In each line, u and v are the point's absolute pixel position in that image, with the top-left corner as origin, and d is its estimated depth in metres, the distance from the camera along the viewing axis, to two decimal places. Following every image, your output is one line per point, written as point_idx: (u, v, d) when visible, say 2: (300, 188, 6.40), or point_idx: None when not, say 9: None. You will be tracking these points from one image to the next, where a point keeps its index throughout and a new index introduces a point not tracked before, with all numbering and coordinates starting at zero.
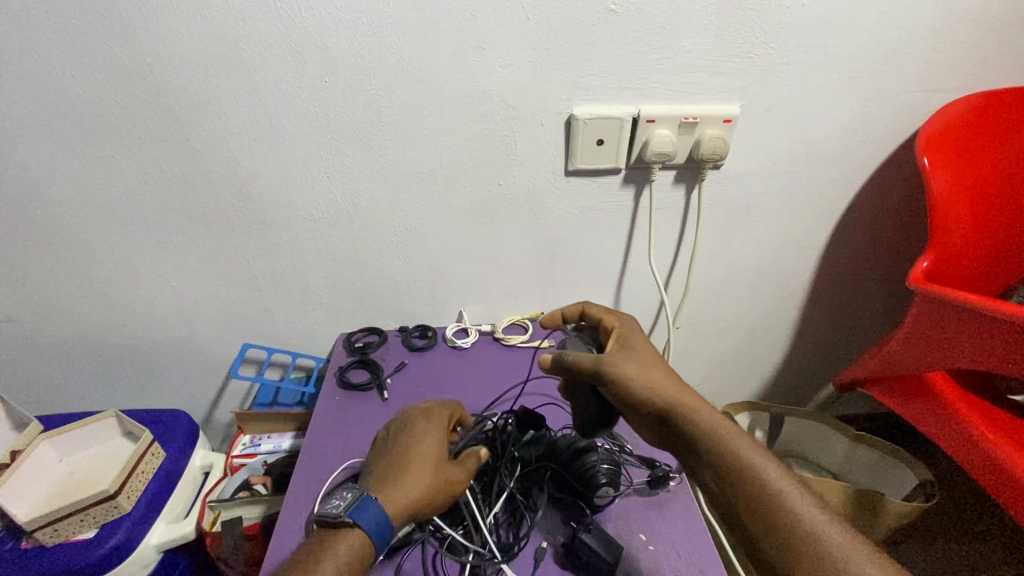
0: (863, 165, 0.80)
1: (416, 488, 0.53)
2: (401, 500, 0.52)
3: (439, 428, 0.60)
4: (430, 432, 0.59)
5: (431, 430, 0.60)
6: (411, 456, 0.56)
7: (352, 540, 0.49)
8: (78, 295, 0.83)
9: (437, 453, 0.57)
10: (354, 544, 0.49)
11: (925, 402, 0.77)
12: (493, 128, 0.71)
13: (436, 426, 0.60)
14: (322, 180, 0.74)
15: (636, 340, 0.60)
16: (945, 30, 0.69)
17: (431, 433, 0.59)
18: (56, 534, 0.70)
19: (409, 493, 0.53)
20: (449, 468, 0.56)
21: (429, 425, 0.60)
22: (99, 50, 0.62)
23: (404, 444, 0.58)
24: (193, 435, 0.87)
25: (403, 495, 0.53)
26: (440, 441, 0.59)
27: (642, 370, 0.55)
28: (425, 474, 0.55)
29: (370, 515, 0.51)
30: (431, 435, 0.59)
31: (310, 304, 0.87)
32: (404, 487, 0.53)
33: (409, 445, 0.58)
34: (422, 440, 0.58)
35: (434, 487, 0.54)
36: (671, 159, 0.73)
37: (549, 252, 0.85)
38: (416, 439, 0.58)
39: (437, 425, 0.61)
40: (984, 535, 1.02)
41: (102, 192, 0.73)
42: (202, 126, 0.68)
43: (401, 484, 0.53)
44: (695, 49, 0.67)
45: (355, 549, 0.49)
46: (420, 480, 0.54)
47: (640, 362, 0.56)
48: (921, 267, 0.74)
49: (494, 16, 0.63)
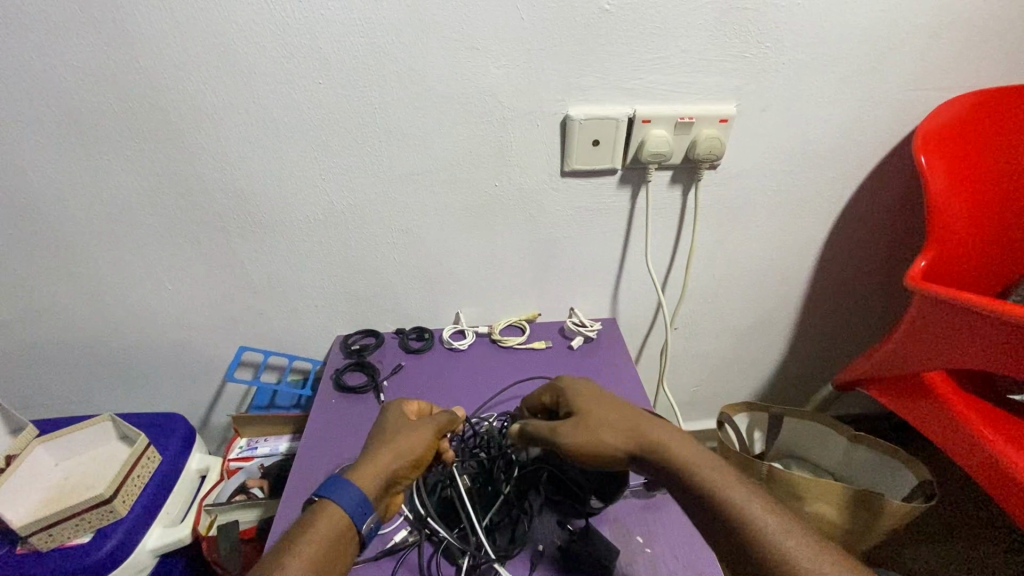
0: (861, 164, 0.80)
1: (380, 456, 0.53)
2: (368, 469, 0.52)
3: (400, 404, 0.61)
4: (390, 411, 0.61)
5: (391, 409, 0.61)
6: (375, 435, 0.57)
7: (325, 512, 0.49)
8: (73, 299, 0.83)
9: (399, 424, 0.58)
10: (325, 516, 0.48)
11: (925, 402, 0.76)
12: (487, 129, 0.71)
13: (395, 405, 0.61)
14: (316, 183, 0.74)
15: (587, 387, 0.60)
16: (944, 26, 0.68)
17: (392, 412, 0.60)
18: (51, 539, 0.70)
19: (374, 462, 0.53)
20: (411, 432, 0.56)
21: (390, 406, 0.61)
22: (90, 53, 0.61)
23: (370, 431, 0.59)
24: (189, 438, 0.87)
25: (369, 465, 0.53)
26: (402, 416, 0.60)
27: (598, 416, 0.55)
28: (387, 442, 0.55)
29: (341, 487, 0.50)
30: (391, 414, 0.60)
31: (306, 306, 0.87)
32: (368, 460, 0.53)
33: (373, 430, 0.59)
34: (383, 420, 0.59)
35: (396, 448, 0.54)
36: (667, 159, 0.73)
37: (545, 253, 0.84)
38: (379, 423, 0.59)
39: (397, 402, 0.62)
40: (987, 537, 1.01)
41: (95, 196, 0.72)
42: (195, 129, 0.68)
43: (365, 458, 0.54)
44: (691, 48, 0.67)
45: (328, 519, 0.48)
46: (382, 448, 0.54)
47: (595, 408, 0.56)
48: (920, 266, 0.73)
49: (487, 16, 0.63)
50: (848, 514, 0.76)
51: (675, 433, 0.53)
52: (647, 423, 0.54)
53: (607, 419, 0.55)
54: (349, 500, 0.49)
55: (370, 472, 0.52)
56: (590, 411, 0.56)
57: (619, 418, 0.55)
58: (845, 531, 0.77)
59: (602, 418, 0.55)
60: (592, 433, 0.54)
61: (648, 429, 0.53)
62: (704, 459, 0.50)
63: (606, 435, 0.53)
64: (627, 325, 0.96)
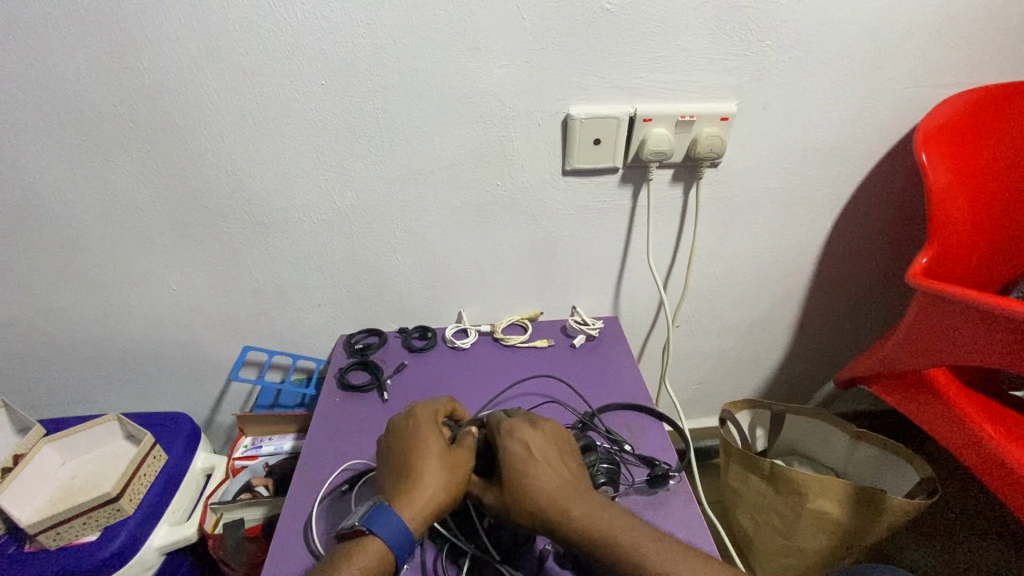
0: (862, 162, 0.80)
1: (427, 488, 0.52)
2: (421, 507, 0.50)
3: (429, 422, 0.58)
4: (426, 430, 0.57)
5: (424, 430, 0.57)
6: (415, 459, 0.54)
7: (369, 550, 0.48)
8: (78, 300, 0.83)
9: (441, 454, 0.55)
10: (371, 553, 0.47)
11: (926, 399, 0.77)
12: (489, 128, 0.71)
13: (426, 420, 0.59)
14: (319, 183, 0.74)
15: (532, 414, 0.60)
16: (944, 25, 0.68)
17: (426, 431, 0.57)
18: (59, 537, 0.71)
19: (424, 494, 0.51)
20: (454, 457, 0.55)
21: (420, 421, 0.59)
22: (99, 59, 0.62)
23: (398, 451, 0.56)
24: (194, 438, 0.88)
25: (420, 499, 0.51)
26: (439, 434, 0.57)
27: (524, 462, 0.53)
28: (435, 473, 0.53)
29: (389, 521, 0.49)
30: (427, 433, 0.57)
31: (309, 306, 0.87)
32: (416, 491, 0.51)
33: (405, 451, 0.56)
34: (421, 438, 0.56)
35: (445, 481, 0.53)
36: (668, 157, 0.73)
37: (547, 252, 0.85)
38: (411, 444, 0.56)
39: (428, 420, 0.59)
40: (990, 534, 1.01)
41: (99, 196, 0.73)
42: (198, 131, 0.68)
43: (415, 488, 0.52)
44: (690, 47, 0.67)
45: (372, 557, 0.47)
46: (430, 476, 0.53)
47: (522, 451, 0.54)
48: (921, 264, 0.73)
49: (488, 17, 0.63)
50: (850, 509, 0.76)
51: (598, 503, 0.51)
52: (577, 493, 0.51)
53: (538, 463, 0.53)
54: (397, 539, 0.48)
55: (418, 507, 0.50)
56: (515, 457, 0.54)
57: (542, 464, 0.53)
58: (848, 526, 0.77)
59: (529, 463, 0.53)
60: (521, 478, 0.52)
61: (560, 487, 0.51)
62: (628, 533, 0.48)
63: (536, 479, 0.52)
64: (629, 323, 0.96)
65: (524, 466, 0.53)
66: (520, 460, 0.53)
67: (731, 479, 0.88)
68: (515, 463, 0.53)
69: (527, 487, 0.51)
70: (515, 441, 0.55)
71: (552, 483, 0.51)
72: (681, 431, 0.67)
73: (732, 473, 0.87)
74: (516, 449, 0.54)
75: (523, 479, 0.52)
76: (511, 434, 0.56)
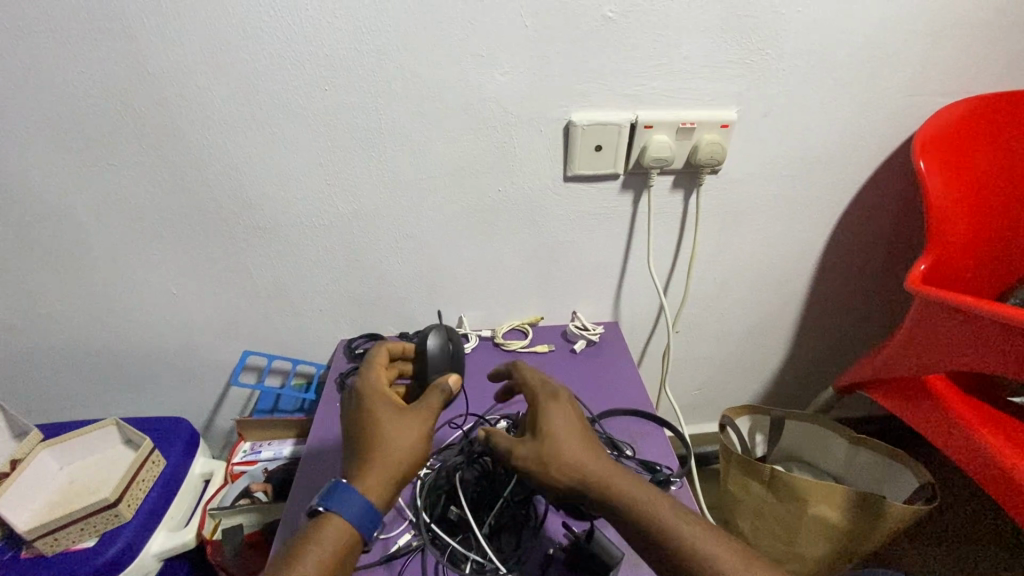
0: (861, 169, 0.80)
1: (386, 455, 0.50)
2: (380, 476, 0.49)
3: (375, 387, 0.57)
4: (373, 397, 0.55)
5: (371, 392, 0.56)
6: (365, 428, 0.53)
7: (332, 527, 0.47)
8: (78, 304, 0.83)
9: (394, 419, 0.53)
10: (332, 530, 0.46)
11: (923, 404, 0.77)
12: (492, 134, 0.72)
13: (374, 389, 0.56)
14: (322, 188, 0.74)
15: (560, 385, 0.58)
16: (940, 34, 0.69)
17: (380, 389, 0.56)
18: (57, 543, 0.70)
19: (383, 460, 0.50)
20: (410, 417, 0.53)
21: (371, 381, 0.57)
22: (101, 63, 0.62)
23: (353, 412, 0.55)
24: (193, 443, 0.87)
25: (381, 466, 0.50)
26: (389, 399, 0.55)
27: (569, 431, 0.52)
28: (391, 437, 0.51)
29: (349, 500, 0.47)
30: (376, 398, 0.55)
31: (310, 311, 0.87)
32: (376, 460, 0.50)
33: (355, 411, 0.55)
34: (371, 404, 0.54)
35: (403, 444, 0.51)
36: (669, 163, 0.73)
37: (548, 257, 0.85)
38: (360, 406, 0.55)
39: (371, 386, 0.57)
40: (989, 540, 1.01)
41: (101, 200, 0.73)
42: (202, 136, 0.69)
43: (374, 457, 0.50)
44: (692, 54, 0.67)
45: (334, 535, 0.46)
46: (390, 440, 0.51)
47: (568, 417, 0.53)
48: (920, 270, 0.74)
49: (492, 24, 0.64)
50: (848, 516, 0.76)
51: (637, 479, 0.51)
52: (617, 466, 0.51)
53: (580, 431, 0.53)
54: (359, 516, 0.47)
55: (380, 475, 0.49)
56: (562, 421, 0.53)
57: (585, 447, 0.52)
58: (848, 533, 0.77)
59: (575, 430, 0.52)
60: (565, 441, 0.51)
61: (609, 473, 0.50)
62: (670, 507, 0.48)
63: (581, 446, 0.51)
64: (629, 328, 0.97)
65: (569, 429, 0.52)
66: (564, 426, 0.52)
67: (730, 485, 0.88)
68: (561, 427, 0.52)
69: (570, 450, 0.51)
70: (561, 407, 0.54)
71: (590, 460, 0.50)
72: (684, 437, 0.67)
73: (732, 478, 0.87)
74: (561, 415, 0.53)
75: (568, 444, 0.51)
76: (556, 401, 0.55)
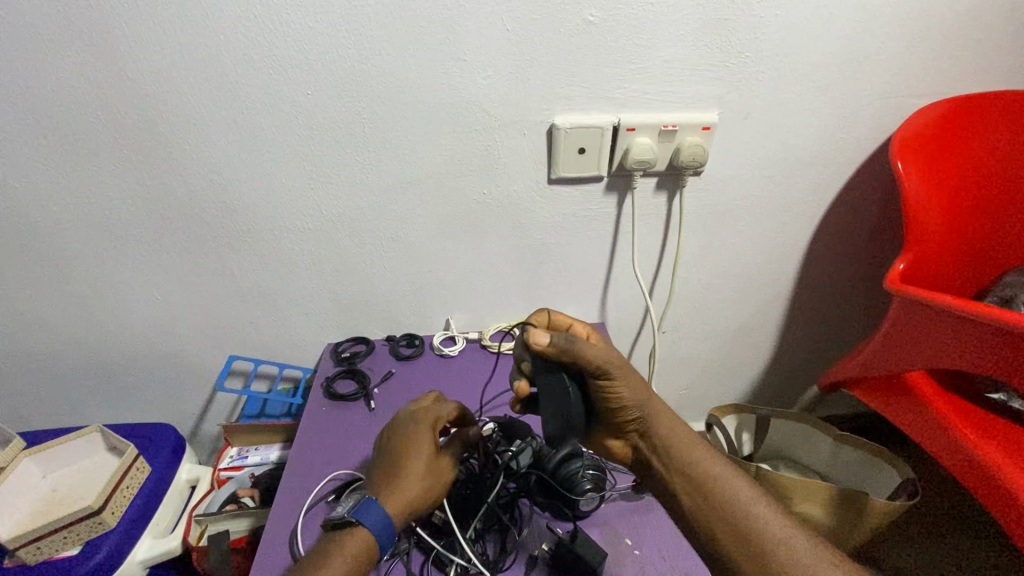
0: (842, 170, 0.81)
1: (414, 488, 0.53)
2: (401, 505, 0.52)
3: (428, 416, 0.59)
4: (425, 424, 0.58)
5: (426, 419, 0.59)
6: (396, 451, 0.56)
7: (356, 539, 0.49)
8: (60, 311, 0.82)
9: (432, 456, 0.56)
10: (356, 542, 0.49)
11: (906, 401, 0.78)
12: (475, 138, 0.72)
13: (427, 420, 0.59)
14: (305, 192, 0.74)
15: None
16: (916, 37, 0.70)
17: (429, 415, 0.60)
18: (39, 552, 0.69)
19: (409, 491, 0.53)
20: (440, 460, 0.56)
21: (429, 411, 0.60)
22: (80, 69, 0.62)
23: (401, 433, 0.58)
24: (179, 449, 0.87)
25: (405, 494, 0.53)
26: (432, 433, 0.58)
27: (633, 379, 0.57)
28: (425, 473, 0.54)
29: (373, 512, 0.51)
30: (425, 426, 0.58)
31: (296, 315, 0.87)
32: (404, 489, 0.53)
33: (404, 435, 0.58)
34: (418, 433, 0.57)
35: (429, 485, 0.54)
36: (651, 166, 0.74)
37: (533, 260, 0.85)
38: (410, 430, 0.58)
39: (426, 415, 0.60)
40: (973, 533, 1.03)
41: (81, 206, 0.72)
42: (184, 141, 0.68)
43: (403, 485, 0.53)
44: (673, 57, 0.68)
45: (356, 548, 0.49)
46: (422, 476, 0.54)
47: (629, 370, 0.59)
48: (899, 270, 0.75)
49: (475, 29, 0.64)
50: (833, 513, 0.77)
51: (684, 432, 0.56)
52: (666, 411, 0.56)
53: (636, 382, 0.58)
54: (382, 530, 0.50)
55: (403, 504, 0.52)
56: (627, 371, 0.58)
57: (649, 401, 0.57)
58: (834, 530, 0.78)
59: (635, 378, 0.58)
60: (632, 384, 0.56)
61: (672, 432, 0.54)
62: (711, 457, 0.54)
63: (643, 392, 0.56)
64: (615, 329, 0.97)
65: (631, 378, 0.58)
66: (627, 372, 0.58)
67: None
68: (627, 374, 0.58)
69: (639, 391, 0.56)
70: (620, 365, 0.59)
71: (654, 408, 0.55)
72: None
73: None
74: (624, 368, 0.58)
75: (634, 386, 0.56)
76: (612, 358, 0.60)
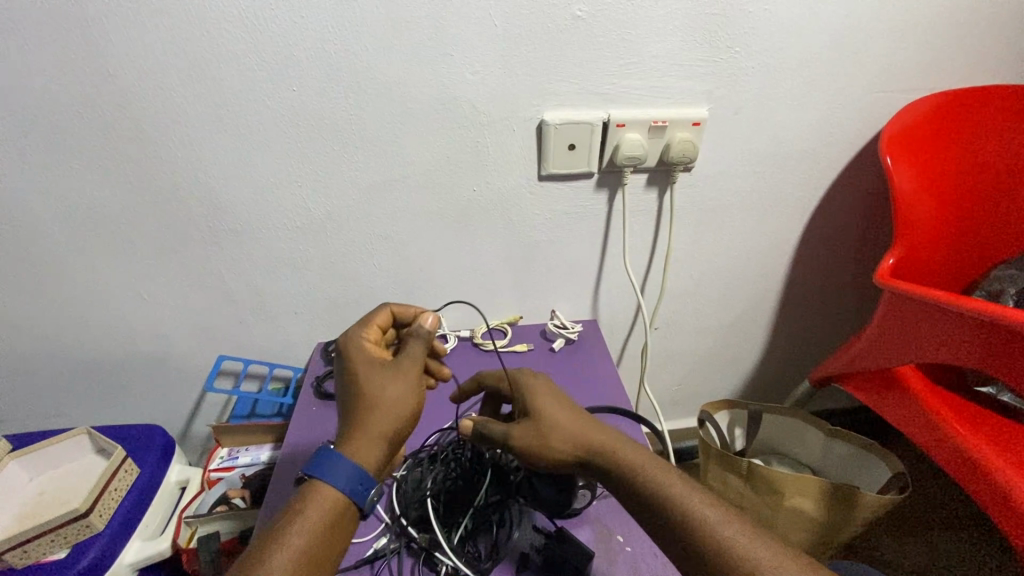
0: (832, 165, 0.81)
1: (372, 420, 0.51)
2: (365, 444, 0.50)
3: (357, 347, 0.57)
4: (357, 357, 0.56)
5: (356, 351, 0.57)
6: (346, 389, 0.54)
7: (321, 497, 0.47)
8: (45, 311, 0.81)
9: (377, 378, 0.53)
10: (320, 499, 0.46)
11: (896, 394, 0.78)
12: (464, 134, 0.71)
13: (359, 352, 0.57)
14: (293, 189, 0.73)
15: (547, 382, 0.58)
16: (904, 31, 0.70)
17: (358, 346, 0.57)
18: (26, 555, 0.69)
19: (369, 426, 0.51)
20: (390, 377, 0.54)
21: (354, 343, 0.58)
22: (59, 65, 0.61)
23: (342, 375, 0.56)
24: (168, 450, 0.86)
25: (367, 431, 0.51)
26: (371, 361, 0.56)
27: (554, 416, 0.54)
28: (377, 398, 0.52)
29: (336, 468, 0.48)
30: (358, 358, 0.56)
31: (286, 314, 0.86)
32: (362, 427, 0.51)
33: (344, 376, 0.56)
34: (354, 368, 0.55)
35: (388, 409, 0.52)
36: (642, 162, 0.74)
37: (524, 256, 0.85)
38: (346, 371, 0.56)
39: (356, 347, 0.57)
40: (962, 525, 1.04)
41: (63, 205, 0.71)
42: (168, 138, 0.67)
43: (359, 423, 0.51)
44: (662, 52, 0.68)
45: (321, 506, 0.46)
46: (376, 403, 0.52)
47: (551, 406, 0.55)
48: (888, 264, 0.75)
49: (462, 24, 0.63)
50: (824, 506, 0.77)
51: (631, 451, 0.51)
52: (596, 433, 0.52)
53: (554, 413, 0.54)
54: (349, 482, 0.47)
55: (366, 441, 0.50)
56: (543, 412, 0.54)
57: (579, 443, 0.52)
58: (825, 523, 0.78)
59: (553, 412, 0.54)
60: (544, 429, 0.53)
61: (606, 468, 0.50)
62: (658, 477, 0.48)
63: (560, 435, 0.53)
64: (607, 325, 0.97)
65: (553, 414, 0.54)
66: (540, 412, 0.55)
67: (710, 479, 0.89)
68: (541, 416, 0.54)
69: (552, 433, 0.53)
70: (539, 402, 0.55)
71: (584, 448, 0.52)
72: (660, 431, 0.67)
73: (710, 472, 0.88)
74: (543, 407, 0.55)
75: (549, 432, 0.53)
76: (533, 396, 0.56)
